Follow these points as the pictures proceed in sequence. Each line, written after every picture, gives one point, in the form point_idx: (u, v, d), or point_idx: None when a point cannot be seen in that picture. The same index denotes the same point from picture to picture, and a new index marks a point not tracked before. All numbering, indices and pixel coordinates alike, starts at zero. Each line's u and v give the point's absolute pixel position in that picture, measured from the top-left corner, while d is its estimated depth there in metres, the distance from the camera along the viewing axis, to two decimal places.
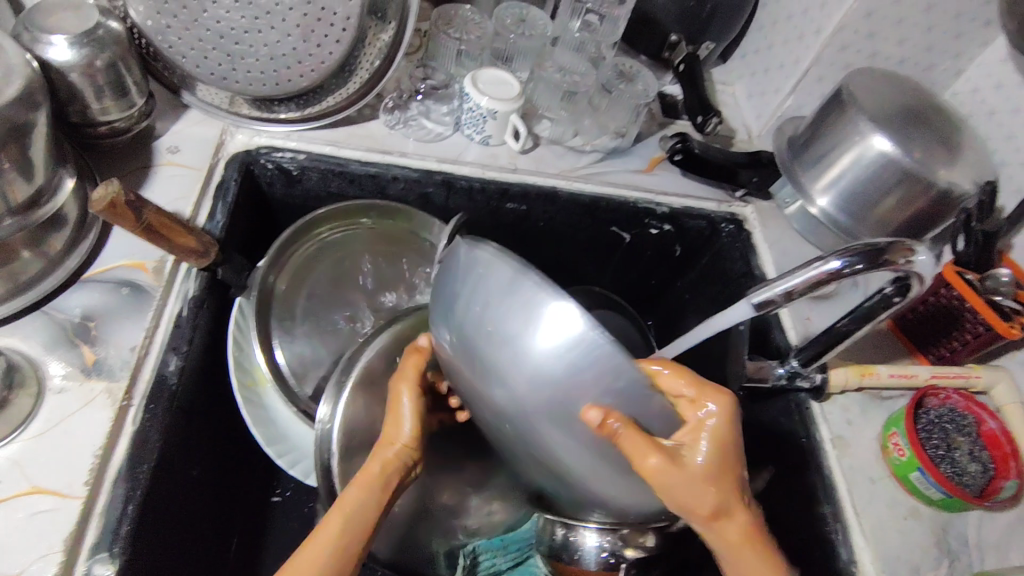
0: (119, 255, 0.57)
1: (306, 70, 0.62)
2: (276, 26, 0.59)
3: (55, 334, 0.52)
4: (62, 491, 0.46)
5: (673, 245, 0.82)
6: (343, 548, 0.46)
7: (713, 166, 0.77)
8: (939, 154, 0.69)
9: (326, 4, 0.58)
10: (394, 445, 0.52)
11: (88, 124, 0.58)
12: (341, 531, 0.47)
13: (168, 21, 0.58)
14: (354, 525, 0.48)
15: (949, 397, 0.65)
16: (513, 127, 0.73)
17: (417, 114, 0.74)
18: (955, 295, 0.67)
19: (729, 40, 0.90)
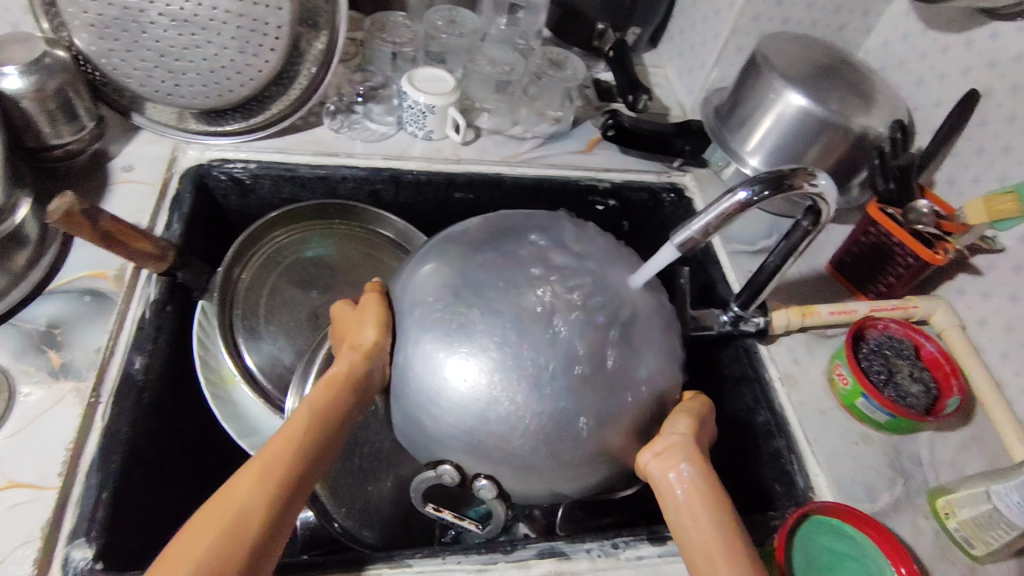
0: (81, 266, 0.60)
1: (245, 80, 0.66)
2: (213, 40, 0.63)
3: (23, 343, 0.54)
4: (38, 483, 0.48)
5: (621, 220, 0.85)
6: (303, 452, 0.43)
7: (645, 137, 0.82)
8: (852, 102, 0.73)
9: (257, 15, 0.62)
10: (359, 349, 0.49)
11: (43, 149, 0.61)
12: (296, 438, 0.44)
13: (111, 45, 0.62)
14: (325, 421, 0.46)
15: (887, 326, 0.68)
16: (452, 120, 0.77)
17: (361, 118, 0.78)
18: (883, 231, 0.70)
19: (655, 25, 0.95)
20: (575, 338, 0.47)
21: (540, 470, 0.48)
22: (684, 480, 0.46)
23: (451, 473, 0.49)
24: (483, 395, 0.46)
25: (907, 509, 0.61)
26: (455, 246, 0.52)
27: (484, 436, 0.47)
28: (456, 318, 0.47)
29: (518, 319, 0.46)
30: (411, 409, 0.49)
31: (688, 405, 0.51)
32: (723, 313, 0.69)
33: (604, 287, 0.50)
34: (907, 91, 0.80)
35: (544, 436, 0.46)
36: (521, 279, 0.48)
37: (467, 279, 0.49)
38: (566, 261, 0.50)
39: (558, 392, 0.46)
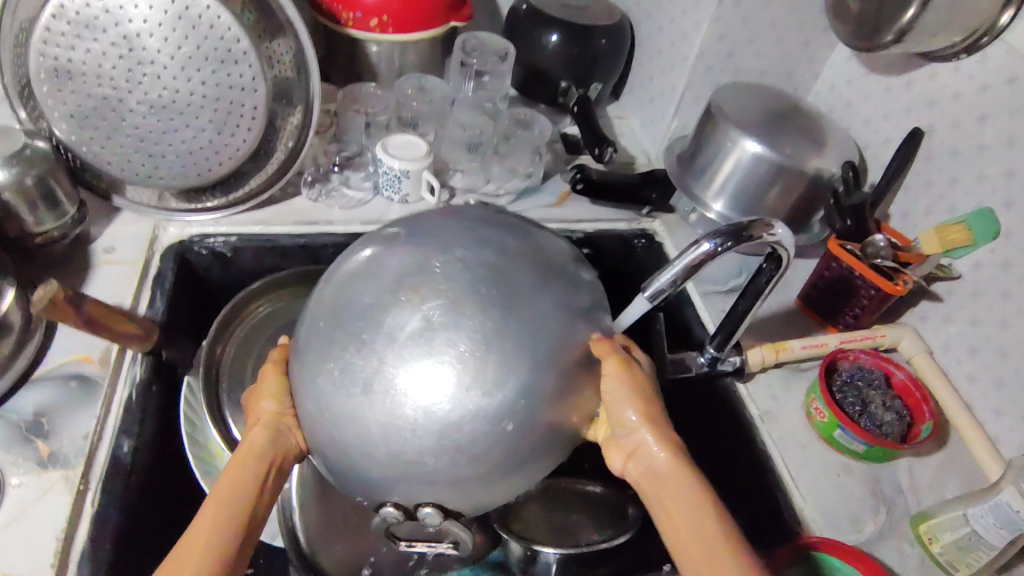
0: (66, 351, 0.60)
1: (223, 159, 0.68)
2: (191, 123, 0.65)
3: (9, 433, 0.54)
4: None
5: (597, 268, 0.88)
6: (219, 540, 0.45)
7: (613, 188, 0.85)
8: (805, 146, 0.77)
9: (234, 97, 0.65)
10: (260, 423, 0.51)
11: (25, 237, 0.62)
12: (209, 531, 0.45)
13: (90, 133, 0.65)
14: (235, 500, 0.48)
15: (859, 357, 0.71)
16: (427, 182, 0.79)
17: (337, 185, 0.80)
18: (845, 266, 0.74)
19: (616, 79, 1.00)
20: (458, 345, 0.46)
21: (478, 485, 0.49)
22: (650, 481, 0.49)
23: (394, 514, 0.50)
24: (384, 429, 0.47)
25: (892, 538, 0.63)
26: (331, 281, 0.52)
27: (407, 470, 0.48)
28: (339, 361, 0.48)
29: (394, 342, 0.46)
30: (328, 450, 0.50)
31: (612, 391, 0.51)
32: (700, 355, 0.71)
33: (483, 273, 0.48)
34: (856, 131, 0.85)
35: (467, 450, 0.47)
36: (394, 298, 0.47)
37: (340, 313, 0.49)
38: (446, 265, 0.49)
39: (456, 404, 0.46)
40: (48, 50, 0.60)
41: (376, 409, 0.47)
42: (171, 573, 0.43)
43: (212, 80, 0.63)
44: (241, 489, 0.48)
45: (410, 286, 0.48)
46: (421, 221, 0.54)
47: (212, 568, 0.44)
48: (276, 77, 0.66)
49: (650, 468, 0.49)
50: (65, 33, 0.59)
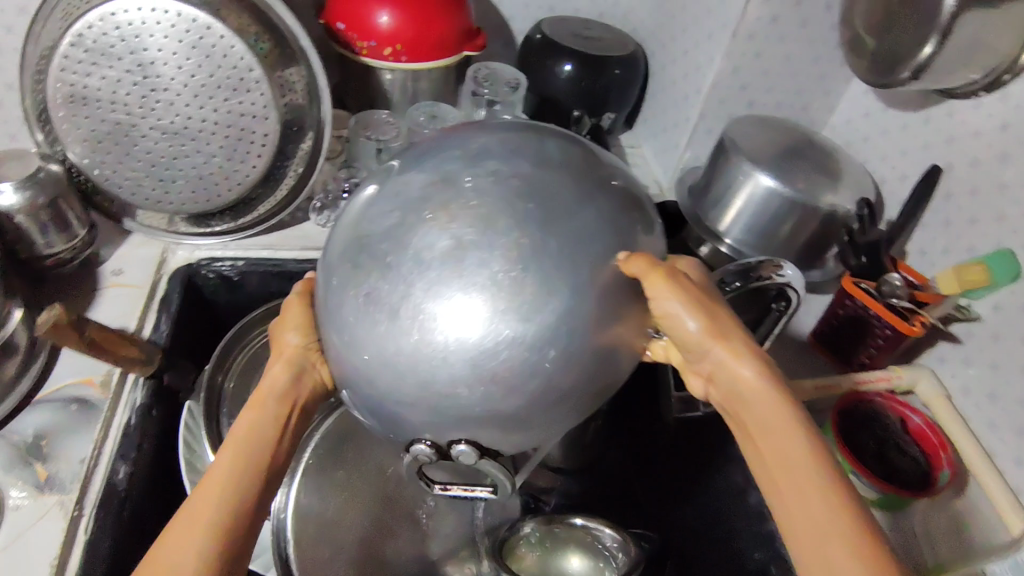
0: (69, 373, 0.60)
1: (233, 185, 0.69)
2: (202, 149, 0.66)
3: (8, 456, 0.54)
4: None
5: None
6: (238, 480, 0.41)
7: None
8: (819, 181, 0.76)
9: (245, 125, 0.65)
10: (284, 358, 0.47)
11: (35, 259, 0.63)
12: (234, 466, 0.42)
13: (103, 158, 0.65)
14: (255, 442, 0.44)
15: (873, 399, 0.69)
16: None
17: None
18: (859, 304, 0.72)
19: (629, 108, 1.00)
20: (492, 265, 0.39)
21: (521, 420, 0.42)
22: (739, 404, 0.42)
23: (426, 453, 0.44)
24: (409, 355, 0.40)
25: None
26: (360, 198, 0.46)
27: (436, 403, 0.41)
28: (356, 282, 0.41)
29: (418, 261, 0.40)
30: (350, 377, 0.44)
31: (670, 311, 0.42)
32: None
33: (519, 189, 0.41)
34: (873, 165, 0.83)
35: (502, 384, 0.40)
36: (418, 213, 0.41)
37: (361, 227, 0.43)
38: (477, 179, 0.41)
39: (490, 331, 0.39)
40: (65, 76, 0.61)
41: (396, 332, 0.40)
42: (193, 509, 0.40)
43: (224, 108, 0.64)
44: (265, 423, 0.45)
45: (437, 203, 0.41)
46: (452, 135, 0.47)
47: (230, 507, 0.40)
48: (287, 105, 0.67)
49: (734, 390, 0.42)
50: (82, 60, 0.60)
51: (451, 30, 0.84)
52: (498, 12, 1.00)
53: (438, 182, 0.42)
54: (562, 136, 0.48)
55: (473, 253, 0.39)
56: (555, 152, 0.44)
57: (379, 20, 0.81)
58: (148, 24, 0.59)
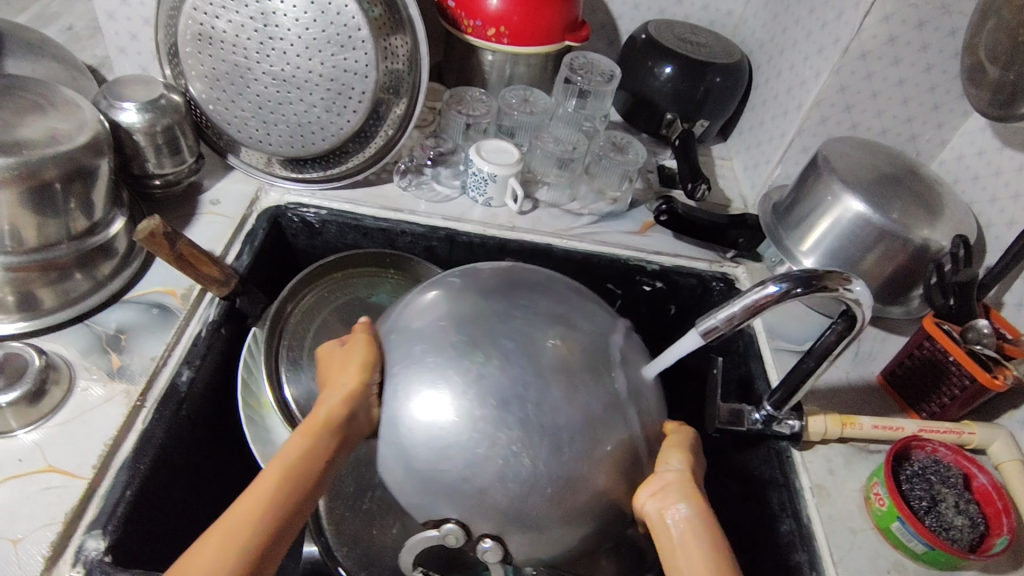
0: (158, 282, 0.66)
1: (327, 135, 0.73)
2: (305, 98, 0.71)
3: (91, 342, 0.60)
4: (73, 470, 0.52)
5: (669, 305, 0.85)
6: (276, 509, 0.44)
7: (699, 225, 0.82)
8: (914, 213, 0.71)
9: (346, 81, 0.70)
10: (343, 393, 0.50)
11: (146, 177, 0.70)
12: (268, 494, 0.44)
13: (218, 94, 0.72)
14: (301, 472, 0.46)
15: (937, 449, 0.64)
16: (512, 190, 0.82)
17: (429, 179, 0.84)
18: (938, 347, 0.67)
19: (726, 118, 0.98)
20: (596, 402, 0.49)
21: (510, 521, 0.47)
22: (681, 522, 0.46)
23: (454, 532, 0.47)
24: (498, 450, 0.46)
25: None
26: (447, 300, 0.53)
27: (499, 500, 0.47)
28: (472, 374, 0.48)
29: (540, 379, 0.48)
30: (416, 456, 0.48)
31: (675, 440, 0.52)
32: (755, 411, 0.67)
33: (613, 348, 0.53)
34: (980, 207, 0.78)
35: (558, 497, 0.47)
36: (544, 336, 0.50)
37: (480, 323, 0.51)
38: (581, 329, 0.52)
39: (580, 453, 0.47)
40: (197, 15, 0.68)
41: (496, 431, 0.47)
42: (229, 531, 0.42)
43: (330, 62, 0.68)
44: (306, 456, 0.47)
45: (558, 335, 0.51)
46: (524, 276, 0.57)
47: (267, 537, 0.43)
48: (388, 69, 0.70)
49: (682, 511, 0.47)
50: (214, 3, 0.67)
51: (555, 19, 0.86)
52: (607, 10, 1.01)
53: (545, 321, 0.51)
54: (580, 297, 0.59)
55: (579, 387, 0.49)
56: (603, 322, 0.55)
57: (489, 3, 0.84)
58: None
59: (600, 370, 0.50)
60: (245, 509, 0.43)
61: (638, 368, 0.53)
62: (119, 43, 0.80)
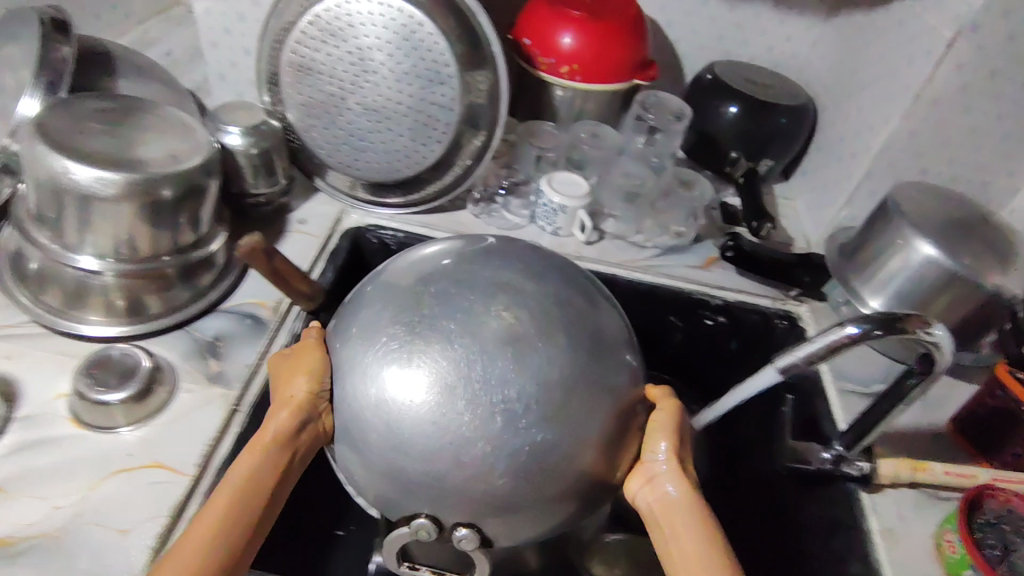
0: (250, 294, 0.70)
1: (410, 163, 0.78)
2: (393, 128, 0.75)
3: (192, 348, 0.64)
4: (177, 468, 0.55)
5: (730, 340, 0.86)
6: (233, 524, 0.48)
7: (763, 261, 0.84)
8: (987, 260, 0.72)
9: (433, 113, 0.74)
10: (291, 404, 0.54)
11: (243, 196, 0.75)
12: (222, 513, 0.48)
13: (312, 122, 0.76)
14: (257, 487, 0.50)
15: (1010, 499, 0.61)
16: (581, 221, 0.85)
17: (499, 207, 0.87)
18: (1013, 397, 0.67)
19: (789, 159, 1.00)
20: (546, 365, 0.52)
21: (476, 502, 0.52)
22: (666, 504, 0.52)
23: (426, 527, 0.52)
24: (451, 430, 0.50)
25: None
26: (407, 279, 0.57)
27: (464, 483, 0.51)
28: (415, 356, 0.52)
29: (480, 352, 0.51)
30: (375, 436, 0.52)
31: (657, 421, 0.57)
32: (824, 451, 0.68)
33: (567, 311, 0.55)
34: None
35: (523, 473, 0.51)
36: (487, 311, 0.53)
37: (425, 302, 0.54)
38: (534, 299, 0.55)
39: (533, 426, 0.51)
40: (299, 48, 0.72)
41: (446, 407, 0.51)
42: (187, 551, 0.46)
43: (420, 95, 0.73)
44: (263, 469, 0.51)
45: (502, 310, 0.53)
46: (491, 248, 0.60)
47: (224, 551, 0.47)
48: (472, 100, 0.75)
49: (667, 495, 0.53)
50: (316, 37, 0.71)
51: (626, 58, 0.88)
52: (674, 50, 1.04)
53: (492, 299, 0.54)
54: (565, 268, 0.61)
55: (525, 363, 0.51)
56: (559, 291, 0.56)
57: (561, 41, 0.87)
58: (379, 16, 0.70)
59: (542, 342, 0.52)
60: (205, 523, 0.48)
61: (593, 341, 0.55)
62: (220, 70, 0.86)
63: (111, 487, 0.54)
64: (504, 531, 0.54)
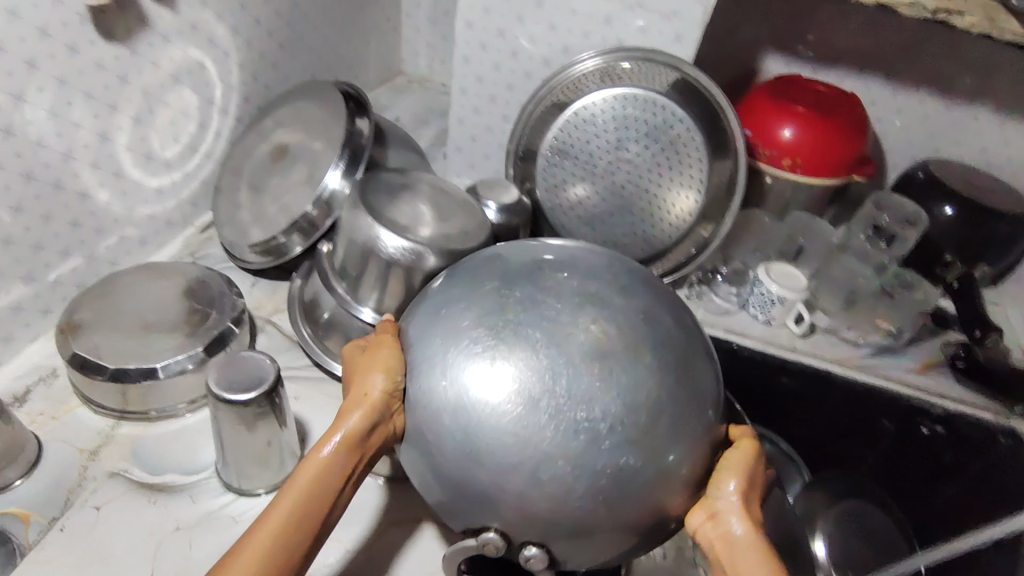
0: None
1: (643, 247, 0.80)
2: (635, 214, 0.79)
3: None
4: (443, 528, 0.62)
5: (944, 453, 0.83)
6: (294, 532, 0.46)
7: (996, 378, 0.79)
8: None
9: (677, 203, 0.78)
10: (363, 403, 0.50)
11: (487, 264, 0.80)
12: (284, 518, 0.46)
13: (557, 200, 0.81)
14: (319, 492, 0.48)
15: None
16: (797, 312, 0.84)
17: (709, 290, 0.89)
18: None
19: (1005, 267, 0.95)
20: (634, 389, 0.48)
21: (544, 524, 0.47)
22: (734, 550, 0.48)
23: (494, 542, 0.49)
24: (530, 444, 0.46)
25: None
26: (488, 276, 0.53)
27: (539, 501, 0.47)
28: (497, 360, 0.48)
29: (569, 364, 0.47)
30: (448, 446, 0.48)
31: (730, 460, 0.52)
32: None
33: (659, 332, 0.51)
34: None
35: (603, 499, 0.47)
36: (572, 322, 0.49)
37: (508, 307, 0.50)
38: (624, 311, 0.51)
39: (616, 450, 0.46)
40: (561, 134, 0.79)
41: (527, 420, 0.47)
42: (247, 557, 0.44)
43: (667, 185, 0.77)
44: (324, 473, 0.48)
45: (590, 320, 0.49)
46: (572, 256, 0.56)
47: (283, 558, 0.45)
48: (715, 186, 0.77)
49: (742, 544, 0.48)
50: (579, 126, 0.78)
51: (849, 154, 0.88)
52: (882, 147, 1.04)
53: (575, 309, 0.50)
54: (650, 283, 0.56)
55: (612, 383, 0.47)
56: (650, 313, 0.52)
57: (782, 133, 0.88)
58: (628, 120, 0.76)
59: (633, 362, 0.48)
60: (268, 527, 0.46)
61: (680, 367, 0.50)
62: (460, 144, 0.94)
63: (394, 535, 0.61)
64: (575, 554, 0.50)
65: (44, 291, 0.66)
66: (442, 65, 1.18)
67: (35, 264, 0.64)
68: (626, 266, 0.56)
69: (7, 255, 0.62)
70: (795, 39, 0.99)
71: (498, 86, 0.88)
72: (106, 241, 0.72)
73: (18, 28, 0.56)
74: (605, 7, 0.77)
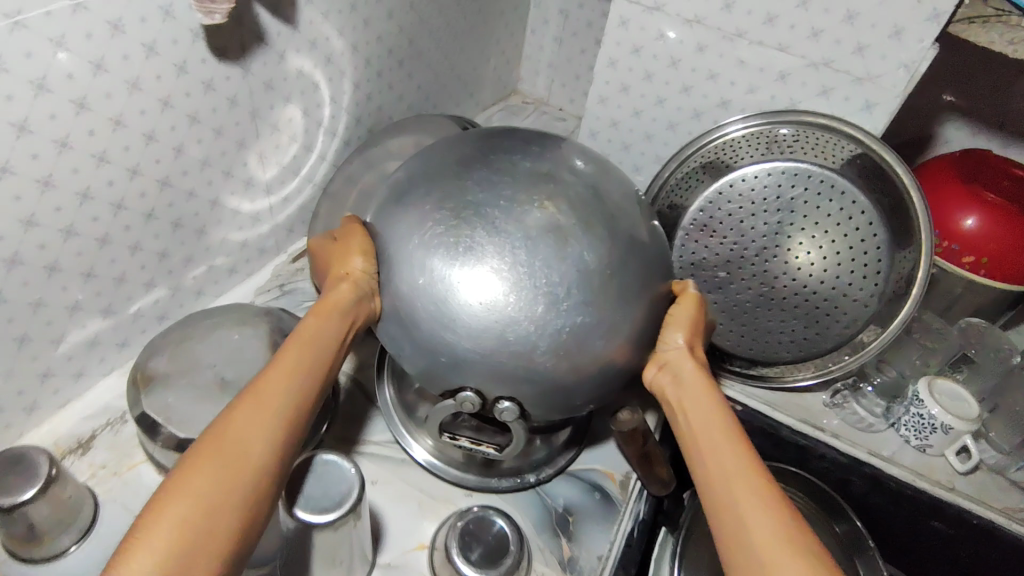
0: (598, 461, 0.66)
1: (790, 347, 0.69)
2: (789, 310, 0.67)
3: (545, 518, 0.61)
4: None
5: None
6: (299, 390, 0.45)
7: None
8: None
9: (842, 305, 0.65)
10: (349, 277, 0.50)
11: None
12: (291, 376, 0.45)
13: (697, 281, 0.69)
14: (315, 352, 0.47)
15: None
16: (962, 444, 0.70)
17: (851, 397, 0.76)
18: None
19: None
20: (589, 256, 0.48)
21: (511, 380, 0.49)
22: (681, 390, 0.51)
23: (472, 399, 0.50)
24: (501, 312, 0.47)
25: None
26: (437, 158, 0.53)
27: (507, 359, 0.48)
28: (463, 236, 0.48)
29: (529, 238, 0.47)
30: (423, 308, 0.49)
31: (675, 315, 0.54)
32: None
33: (608, 210, 0.51)
34: None
35: (566, 355, 0.48)
36: (528, 200, 0.49)
37: (465, 186, 0.50)
38: (574, 185, 0.51)
39: (576, 310, 0.48)
40: (708, 207, 0.67)
41: (496, 292, 0.47)
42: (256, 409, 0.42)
43: (833, 283, 0.64)
44: (299, 366, 0.46)
45: (545, 193, 0.49)
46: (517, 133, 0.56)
47: (291, 410, 0.43)
48: (891, 289, 0.63)
49: (687, 385, 0.51)
50: (734, 203, 0.66)
51: None
52: None
53: (524, 181, 0.50)
54: (595, 161, 0.56)
55: (568, 246, 0.48)
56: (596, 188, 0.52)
57: (963, 223, 0.72)
58: (795, 202, 0.64)
59: (582, 226, 0.49)
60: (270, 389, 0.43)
61: (625, 236, 0.51)
62: None
63: None
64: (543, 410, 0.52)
65: (123, 324, 0.61)
66: (562, 88, 1.08)
67: (117, 297, 0.59)
68: (586, 160, 0.56)
69: (88, 288, 0.56)
70: (988, 107, 0.84)
71: (636, 134, 0.77)
72: (193, 271, 0.66)
73: (123, 45, 0.49)
74: (783, 62, 0.65)
